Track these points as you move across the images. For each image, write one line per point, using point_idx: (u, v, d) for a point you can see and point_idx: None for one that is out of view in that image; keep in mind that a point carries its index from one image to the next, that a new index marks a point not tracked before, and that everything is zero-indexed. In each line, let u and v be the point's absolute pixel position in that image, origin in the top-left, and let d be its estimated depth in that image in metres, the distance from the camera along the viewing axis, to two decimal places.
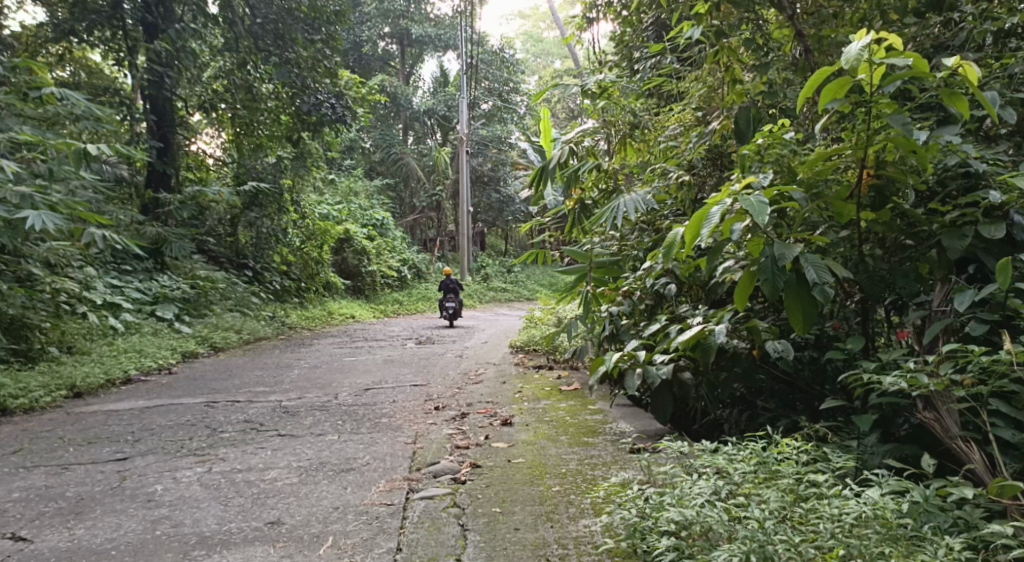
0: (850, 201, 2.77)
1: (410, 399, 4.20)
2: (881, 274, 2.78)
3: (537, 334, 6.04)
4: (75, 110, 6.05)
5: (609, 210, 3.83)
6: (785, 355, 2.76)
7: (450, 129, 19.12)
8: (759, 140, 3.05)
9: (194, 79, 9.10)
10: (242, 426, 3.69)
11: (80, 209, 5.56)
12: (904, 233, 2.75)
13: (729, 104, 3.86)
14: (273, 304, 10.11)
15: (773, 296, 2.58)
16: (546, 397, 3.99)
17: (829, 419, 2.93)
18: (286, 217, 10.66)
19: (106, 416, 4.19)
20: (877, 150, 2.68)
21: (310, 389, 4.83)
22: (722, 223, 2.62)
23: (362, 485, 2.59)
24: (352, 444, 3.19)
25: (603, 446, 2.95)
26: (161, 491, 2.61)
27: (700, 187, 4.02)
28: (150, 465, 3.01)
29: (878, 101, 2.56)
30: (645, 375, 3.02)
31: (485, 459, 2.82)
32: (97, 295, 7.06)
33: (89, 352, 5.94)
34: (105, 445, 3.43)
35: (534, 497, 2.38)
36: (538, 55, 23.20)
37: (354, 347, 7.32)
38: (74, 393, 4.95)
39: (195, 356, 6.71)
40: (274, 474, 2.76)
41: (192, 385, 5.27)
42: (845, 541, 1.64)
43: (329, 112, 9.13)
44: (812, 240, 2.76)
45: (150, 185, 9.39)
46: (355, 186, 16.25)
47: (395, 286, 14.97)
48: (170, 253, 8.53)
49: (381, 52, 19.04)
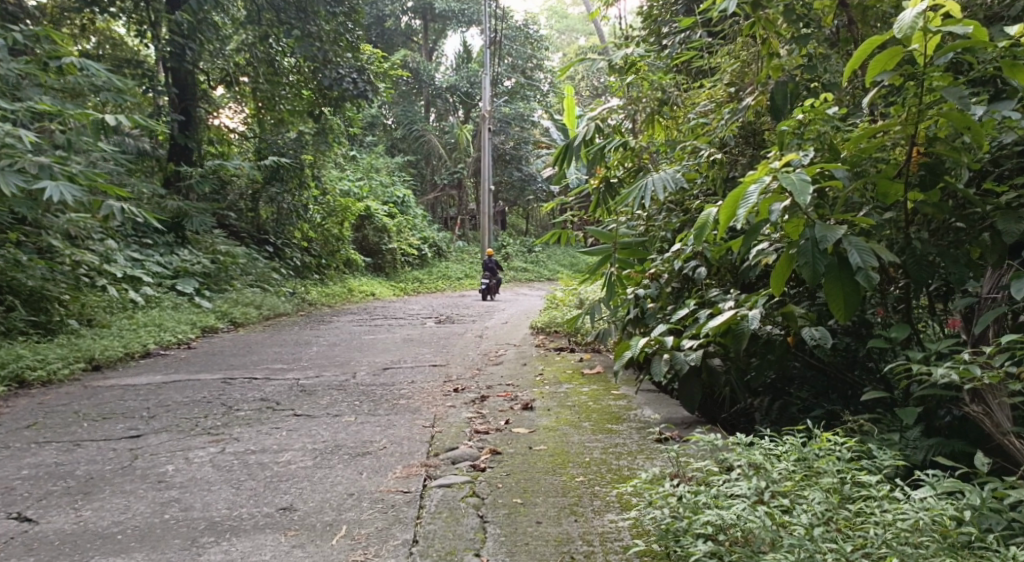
0: (897, 180, 2.60)
1: (429, 380, 4.12)
2: (929, 259, 2.60)
3: (558, 315, 5.93)
4: (96, 81, 6.01)
5: (636, 189, 3.68)
6: (822, 343, 2.61)
7: (473, 106, 18.87)
8: (799, 116, 2.90)
9: (215, 52, 9.02)
10: (258, 404, 3.62)
11: (100, 180, 5.51)
12: (956, 216, 2.57)
13: (765, 78, 3.67)
14: (294, 280, 10.09)
15: (813, 281, 2.43)
16: (568, 381, 3.88)
17: (867, 411, 2.79)
18: (307, 193, 10.62)
19: (123, 391, 4.14)
20: (929, 126, 2.51)
21: (328, 367, 4.77)
22: (759, 203, 2.47)
23: (379, 470, 2.50)
24: (369, 426, 3.09)
25: (628, 434, 2.83)
26: (172, 472, 2.54)
27: (733, 165, 3.83)
28: (163, 443, 2.94)
29: (931, 74, 2.40)
30: (672, 361, 2.91)
31: (505, 446, 2.72)
32: (118, 268, 7.05)
33: (109, 325, 5.92)
34: (120, 420, 3.38)
35: (556, 487, 2.27)
36: (562, 31, 22.97)
37: (373, 325, 7.25)
38: (93, 365, 4.93)
39: (214, 331, 6.68)
40: (288, 457, 2.68)
41: (210, 360, 5.23)
42: (898, 550, 1.52)
43: (351, 87, 8.94)
44: (855, 222, 2.60)
45: (172, 158, 9.36)
46: (377, 163, 16.15)
47: (415, 264, 14.91)
48: (191, 227, 8.51)
49: (403, 27, 18.86)
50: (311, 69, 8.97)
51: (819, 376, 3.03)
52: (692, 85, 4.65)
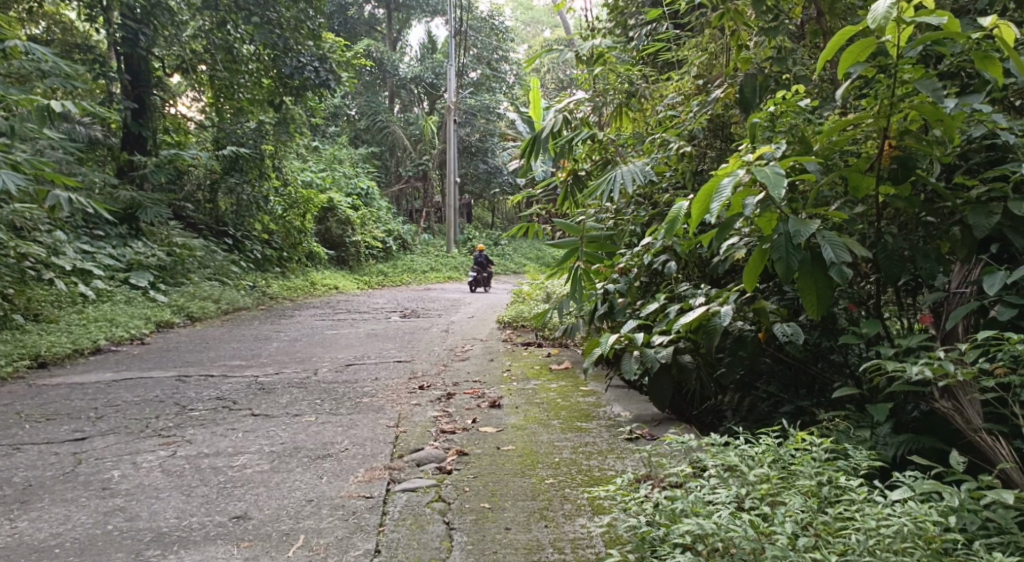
0: (869, 173, 2.53)
1: (394, 377, 4.00)
2: (901, 254, 2.56)
3: (525, 309, 5.86)
4: (43, 65, 5.74)
5: (605, 182, 3.61)
6: (794, 339, 2.56)
7: (437, 98, 18.94)
8: (771, 108, 2.86)
9: (171, 39, 8.73)
10: (214, 404, 3.47)
11: (46, 169, 5.25)
12: (927, 210, 2.52)
13: (733, 71, 3.66)
14: (254, 274, 9.84)
15: (786, 276, 2.38)
16: (536, 377, 3.80)
17: (839, 407, 2.76)
18: (267, 183, 10.37)
19: (70, 390, 3.94)
20: (901, 119, 2.45)
21: (289, 363, 4.62)
22: (732, 197, 2.42)
23: (340, 474, 2.39)
24: (330, 427, 2.97)
25: (598, 432, 2.77)
26: (118, 479, 2.40)
27: (701, 159, 3.78)
28: (110, 446, 2.79)
29: (903, 66, 2.34)
30: (643, 358, 2.86)
31: (471, 447, 2.63)
32: (67, 261, 6.77)
33: (57, 321, 5.68)
34: (64, 422, 3.21)
35: (526, 489, 2.20)
36: (527, 23, 22.97)
37: (336, 319, 7.09)
38: (39, 362, 4.71)
39: (170, 326, 6.45)
40: (244, 460, 2.55)
41: (164, 356, 5.03)
42: (881, 557, 1.47)
43: (312, 76, 8.82)
44: (828, 217, 2.55)
45: (125, 147, 9.03)
46: (340, 154, 15.87)
47: (379, 257, 14.71)
48: (145, 218, 8.24)
49: (366, 16, 18.59)
50: (271, 57, 8.72)
51: (788, 372, 2.98)
52: (660, 77, 4.61)
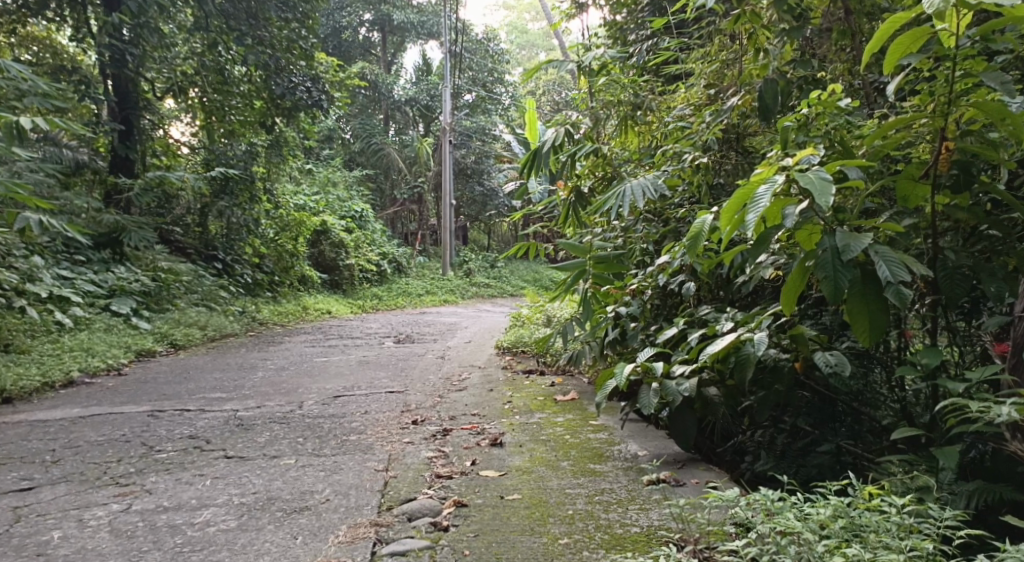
0: (922, 181, 2.23)
1: (384, 410, 3.64)
2: (962, 272, 2.24)
3: (525, 334, 5.51)
4: (22, 84, 5.43)
5: (614, 196, 3.25)
6: (840, 370, 2.24)
7: (432, 120, 18.67)
8: (805, 109, 2.56)
9: (160, 59, 8.43)
10: (184, 444, 3.12)
11: (19, 192, 4.90)
12: (989, 221, 2.22)
13: (749, 79, 3.35)
14: (244, 298, 9.48)
15: (835, 297, 2.06)
16: (540, 409, 3.46)
17: (885, 444, 2.43)
18: (258, 207, 10.04)
19: (29, 429, 3.56)
20: (960, 120, 2.15)
21: (273, 396, 4.25)
22: (769, 206, 2.11)
23: (318, 532, 2.06)
24: (311, 472, 2.62)
25: (614, 476, 2.43)
26: (57, 542, 2.06)
27: (717, 170, 3.43)
28: (57, 499, 2.43)
29: (963, 57, 2.04)
30: (662, 390, 2.52)
31: (471, 496, 2.29)
32: (42, 287, 6.39)
33: (29, 351, 5.31)
34: (14, 467, 2.86)
35: (535, 554, 1.89)
36: (523, 47, 22.84)
37: (327, 346, 6.69)
38: (3, 399, 4.34)
39: (151, 355, 6.09)
40: (207, 516, 2.20)
41: (140, 389, 4.65)
42: None
43: (304, 96, 8.63)
44: (879, 228, 2.23)
45: (113, 170, 8.67)
46: (335, 177, 15.57)
47: (374, 280, 14.31)
48: (130, 242, 7.79)
49: (360, 39, 18.37)
50: (263, 78, 8.49)
51: (821, 403, 2.62)
52: (666, 89, 4.27)
